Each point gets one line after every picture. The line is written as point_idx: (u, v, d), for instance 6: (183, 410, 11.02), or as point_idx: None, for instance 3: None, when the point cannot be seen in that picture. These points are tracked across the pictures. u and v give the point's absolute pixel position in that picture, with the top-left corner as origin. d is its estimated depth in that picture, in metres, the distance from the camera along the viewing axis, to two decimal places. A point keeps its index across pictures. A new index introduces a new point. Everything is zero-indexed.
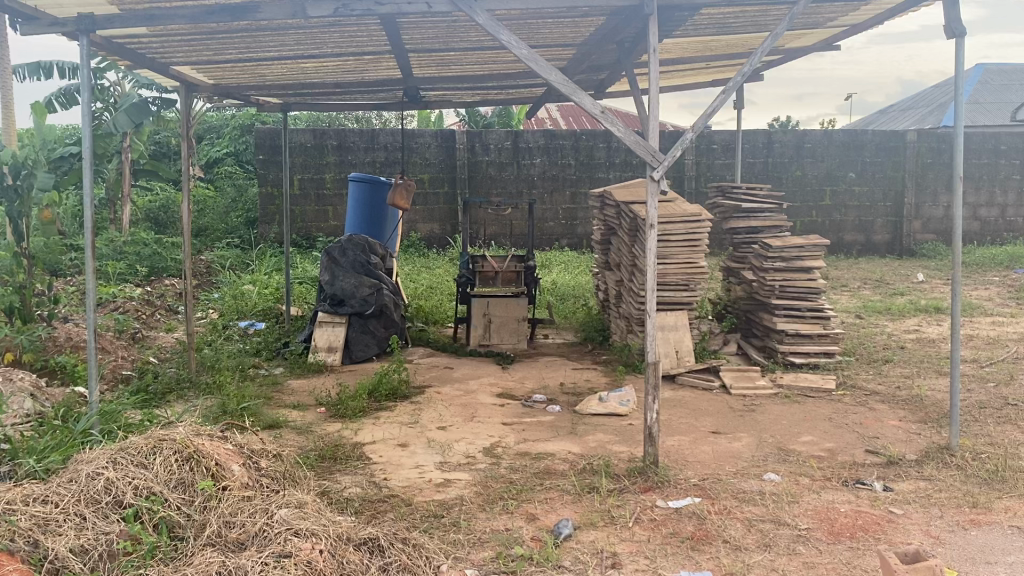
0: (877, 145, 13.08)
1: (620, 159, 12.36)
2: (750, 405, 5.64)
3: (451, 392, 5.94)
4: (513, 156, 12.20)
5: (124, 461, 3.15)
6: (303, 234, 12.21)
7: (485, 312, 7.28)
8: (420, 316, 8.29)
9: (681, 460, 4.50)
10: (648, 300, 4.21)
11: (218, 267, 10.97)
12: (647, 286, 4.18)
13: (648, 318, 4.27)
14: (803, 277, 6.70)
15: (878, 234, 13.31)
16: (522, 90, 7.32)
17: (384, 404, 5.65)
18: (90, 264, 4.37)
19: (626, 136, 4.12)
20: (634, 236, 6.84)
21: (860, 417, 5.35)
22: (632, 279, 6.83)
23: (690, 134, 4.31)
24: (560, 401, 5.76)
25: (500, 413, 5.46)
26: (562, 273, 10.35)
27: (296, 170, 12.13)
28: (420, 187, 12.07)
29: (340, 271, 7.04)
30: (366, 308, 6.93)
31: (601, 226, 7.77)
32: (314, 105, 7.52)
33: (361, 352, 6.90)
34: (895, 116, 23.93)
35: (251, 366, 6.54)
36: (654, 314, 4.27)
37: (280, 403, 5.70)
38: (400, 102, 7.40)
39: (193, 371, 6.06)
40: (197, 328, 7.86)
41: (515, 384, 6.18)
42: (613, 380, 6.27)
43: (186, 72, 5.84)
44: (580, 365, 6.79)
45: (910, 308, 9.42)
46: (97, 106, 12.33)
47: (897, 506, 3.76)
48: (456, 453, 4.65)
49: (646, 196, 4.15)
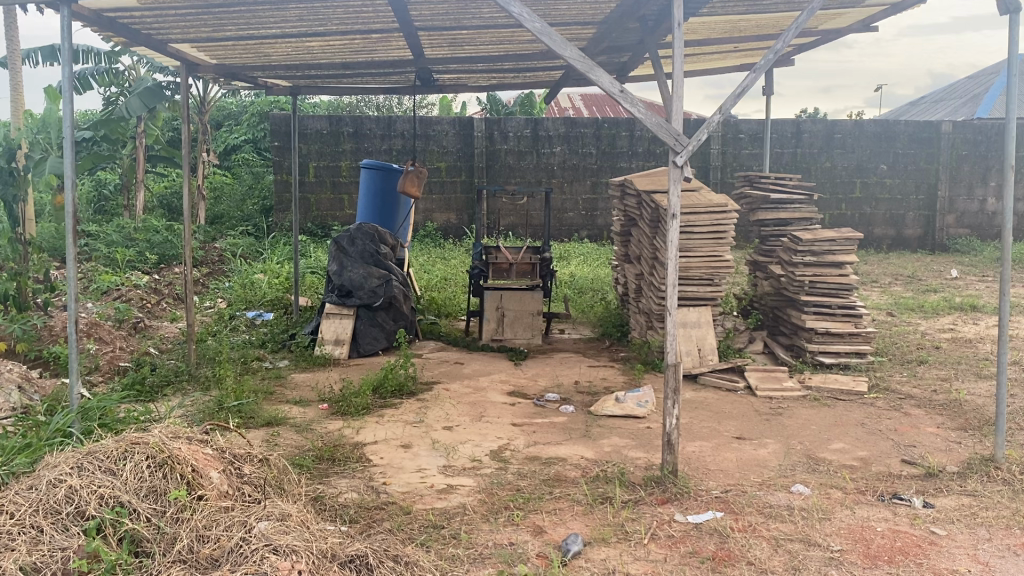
0: (910, 136, 12.64)
1: (642, 148, 11.99)
2: (776, 409, 5.32)
3: (460, 389, 5.67)
4: (532, 145, 11.88)
5: (91, 467, 2.91)
6: (318, 223, 11.99)
7: (498, 305, 6.98)
8: (432, 308, 8.01)
9: (702, 469, 4.19)
10: (668, 297, 3.90)
11: (230, 256, 10.76)
12: (668, 280, 3.87)
13: (668, 316, 3.96)
14: (834, 272, 6.34)
15: (910, 228, 12.87)
16: (540, 73, 7.02)
17: (388, 401, 5.38)
18: (73, 251, 4.11)
19: (646, 119, 3.81)
20: (656, 228, 6.52)
21: (895, 423, 5.01)
22: (653, 273, 6.51)
23: (717, 116, 3.97)
24: (574, 401, 5.47)
25: (510, 413, 5.18)
26: (581, 265, 10.03)
27: (311, 157, 11.89)
28: (437, 176, 11.80)
29: (349, 262, 6.77)
30: (375, 300, 6.64)
31: (621, 217, 7.45)
32: (323, 88, 7.26)
33: (369, 346, 6.62)
34: (927, 107, 23.33)
35: (255, 359, 6.29)
36: (674, 311, 3.96)
37: (281, 398, 5.44)
38: (413, 86, 7.12)
39: (192, 363, 5.81)
40: (203, 318, 7.63)
41: (528, 381, 5.89)
42: (631, 379, 5.97)
43: (186, 50, 5.59)
44: (597, 362, 6.49)
45: (944, 306, 9.02)
46: (112, 91, 12.15)
47: (939, 525, 3.44)
48: (461, 456, 4.37)
49: (669, 184, 3.83)
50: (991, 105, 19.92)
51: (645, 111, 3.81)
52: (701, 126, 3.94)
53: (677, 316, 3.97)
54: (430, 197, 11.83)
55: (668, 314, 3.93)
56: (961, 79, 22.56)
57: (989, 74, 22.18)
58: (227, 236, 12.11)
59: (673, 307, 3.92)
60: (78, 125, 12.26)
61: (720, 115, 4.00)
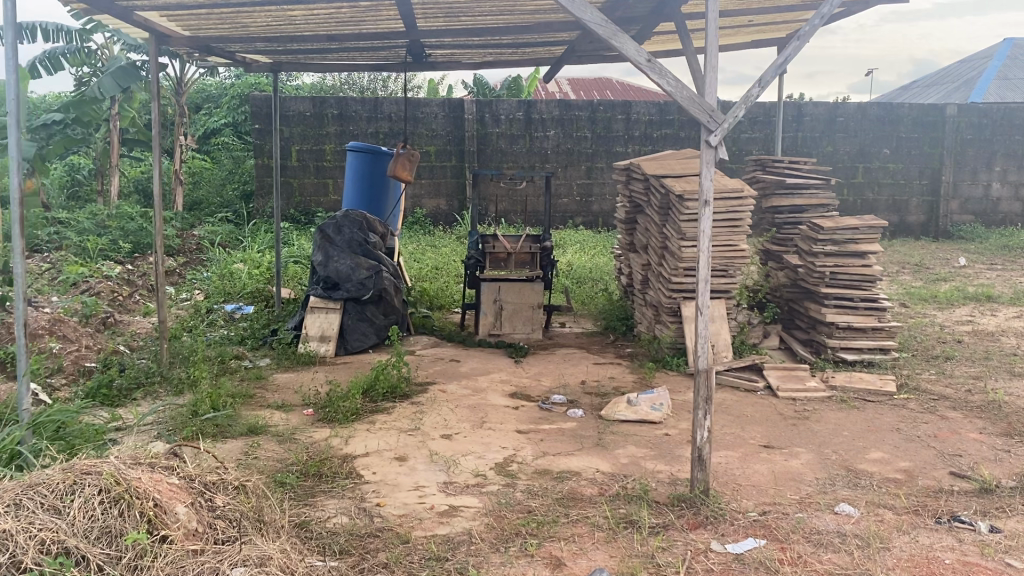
0: (914, 119, 12.24)
1: (639, 131, 11.52)
2: (802, 412, 4.90)
3: (457, 391, 5.21)
4: (525, 128, 11.39)
5: (30, 505, 2.43)
6: (302, 209, 11.50)
7: (496, 298, 6.54)
8: (424, 300, 7.55)
9: (733, 484, 3.76)
10: (700, 294, 3.47)
11: (209, 244, 10.26)
12: (699, 277, 3.44)
13: (698, 314, 3.53)
14: (857, 262, 5.92)
15: (913, 214, 12.48)
16: (540, 48, 6.55)
17: (380, 405, 4.92)
18: (24, 247, 3.60)
19: (677, 93, 3.37)
20: (666, 215, 6.07)
21: (933, 429, 4.60)
22: (663, 263, 6.08)
23: (757, 89, 3.52)
24: (583, 404, 5.02)
25: (514, 418, 4.73)
26: (578, 254, 9.59)
27: (295, 140, 11.38)
28: (425, 160, 11.31)
29: (335, 252, 6.27)
30: (364, 294, 6.16)
31: (626, 203, 6.99)
32: (306, 65, 6.79)
33: (358, 342, 6.15)
34: (918, 92, 23.00)
35: (233, 357, 5.81)
36: (706, 309, 3.53)
37: (261, 403, 4.99)
38: (404, 62, 6.63)
39: (164, 363, 5.34)
40: (179, 312, 7.13)
41: (530, 382, 5.44)
42: (641, 379, 5.53)
43: (155, 20, 5.08)
44: (602, 360, 6.05)
45: (958, 296, 8.64)
46: (83, 71, 11.55)
47: (1013, 555, 3.02)
48: (463, 471, 3.92)
49: (700, 168, 3.39)
50: (985, 90, 19.59)
51: (676, 85, 3.37)
52: (738, 100, 3.49)
53: (709, 315, 3.54)
54: (419, 182, 11.35)
55: (700, 311, 3.50)
56: (954, 63, 22.25)
57: (981, 58, 21.86)
58: (206, 223, 11.59)
59: (704, 304, 3.49)
60: (48, 107, 11.66)
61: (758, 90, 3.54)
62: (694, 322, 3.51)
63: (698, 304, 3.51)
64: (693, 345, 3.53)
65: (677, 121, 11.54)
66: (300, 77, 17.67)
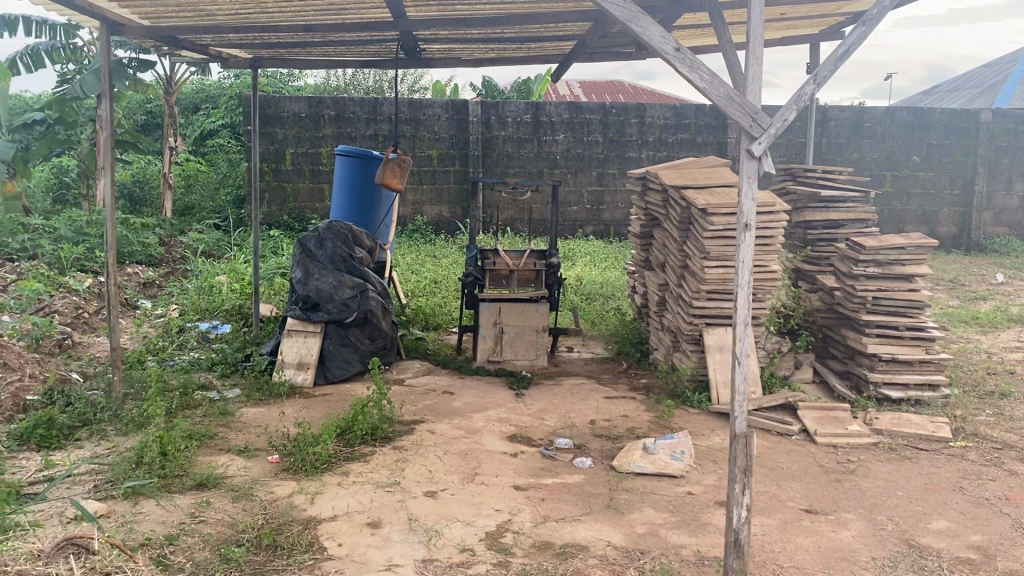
0: (945, 125, 11.54)
1: (653, 136, 10.85)
2: (846, 465, 4.22)
3: (448, 432, 4.56)
4: (533, 131, 10.73)
5: None
6: (296, 215, 10.88)
7: (496, 320, 5.84)
8: (419, 319, 6.94)
9: (774, 567, 3.09)
10: (737, 340, 2.81)
11: (194, 253, 9.64)
12: (737, 320, 2.78)
13: (736, 365, 2.86)
14: (902, 286, 5.25)
15: (943, 225, 11.76)
16: (547, 43, 5.91)
17: (356, 451, 4.26)
18: None
19: (712, 91, 2.74)
20: (686, 230, 5.40)
21: (1003, 489, 3.91)
22: (683, 285, 5.43)
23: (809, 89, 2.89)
24: (591, 450, 4.36)
25: (512, 469, 4.07)
26: (587, 267, 8.92)
27: (290, 143, 10.76)
28: (427, 165, 10.68)
29: (316, 269, 5.60)
30: (347, 316, 5.50)
31: (642, 215, 6.31)
32: (290, 61, 6.18)
33: (339, 370, 5.51)
34: (939, 97, 22.25)
35: (198, 388, 5.18)
36: (744, 359, 2.86)
37: (222, 446, 4.34)
38: (396, 59, 6.01)
39: (116, 396, 4.71)
40: (148, 332, 6.51)
41: (532, 420, 4.78)
42: (658, 419, 4.86)
43: (104, 5, 4.45)
44: (614, 392, 5.38)
45: (1002, 318, 7.92)
46: (69, 68, 10.95)
47: None
48: (446, 545, 3.25)
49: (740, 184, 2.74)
50: (1012, 95, 18.78)
51: (710, 80, 2.74)
52: (787, 101, 2.85)
53: (748, 365, 2.87)
54: (420, 188, 10.72)
55: (737, 361, 2.84)
56: (976, 68, 21.55)
57: (1006, 62, 21.14)
58: (196, 230, 10.99)
59: (743, 352, 2.83)
60: (32, 106, 11.07)
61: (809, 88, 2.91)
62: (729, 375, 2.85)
63: (734, 353, 2.85)
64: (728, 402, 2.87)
65: (694, 126, 10.84)
66: (302, 77, 17.07)
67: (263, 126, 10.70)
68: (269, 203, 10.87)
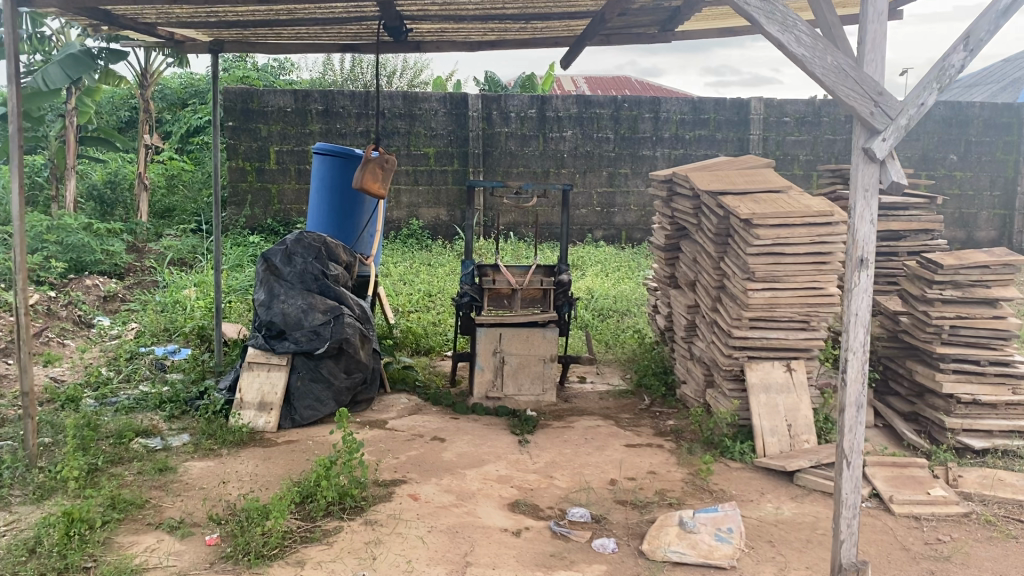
0: (986, 122, 10.61)
1: (669, 132, 9.94)
2: (938, 548, 3.33)
3: (436, 498, 3.68)
4: (538, 127, 9.84)
5: None
6: (281, 219, 10.02)
7: (496, 349, 4.96)
8: (409, 342, 6.11)
9: None
10: (846, 440, 2.72)
11: (166, 262, 8.75)
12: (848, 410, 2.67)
13: (846, 470, 2.73)
14: (986, 312, 4.34)
15: (982, 229, 10.83)
16: (556, 23, 5.06)
17: (318, 528, 3.38)
18: None
19: (820, 67, 2.54)
20: (723, 245, 4.52)
21: None
22: (718, 310, 4.57)
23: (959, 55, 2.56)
24: (613, 525, 3.47)
25: (514, 554, 3.19)
26: (598, 278, 8.04)
27: (274, 140, 9.88)
28: (423, 164, 9.80)
29: (283, 289, 4.72)
30: (318, 346, 4.61)
31: (667, 223, 5.42)
32: (257, 44, 5.34)
33: (309, 412, 4.63)
34: (960, 93, 21.27)
35: (137, 435, 4.32)
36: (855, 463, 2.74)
37: (151, 520, 3.45)
38: (380, 43, 5.16)
39: (27, 452, 3.83)
40: (94, 360, 5.64)
41: (539, 481, 3.88)
42: (694, 477, 3.99)
43: None
44: (636, 438, 4.50)
45: None
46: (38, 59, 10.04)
47: None
48: None
49: (853, 218, 2.60)
50: None
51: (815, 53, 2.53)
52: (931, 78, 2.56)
53: (858, 467, 2.76)
54: (417, 189, 9.84)
55: (846, 466, 2.73)
56: (999, 63, 20.51)
57: None
58: (173, 235, 10.11)
59: (853, 454, 2.72)
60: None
61: (959, 57, 2.57)
62: (837, 483, 2.74)
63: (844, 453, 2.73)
64: (838, 526, 2.74)
65: (712, 121, 9.94)
66: (294, 71, 16.16)
67: (245, 121, 9.82)
68: (251, 206, 10.00)
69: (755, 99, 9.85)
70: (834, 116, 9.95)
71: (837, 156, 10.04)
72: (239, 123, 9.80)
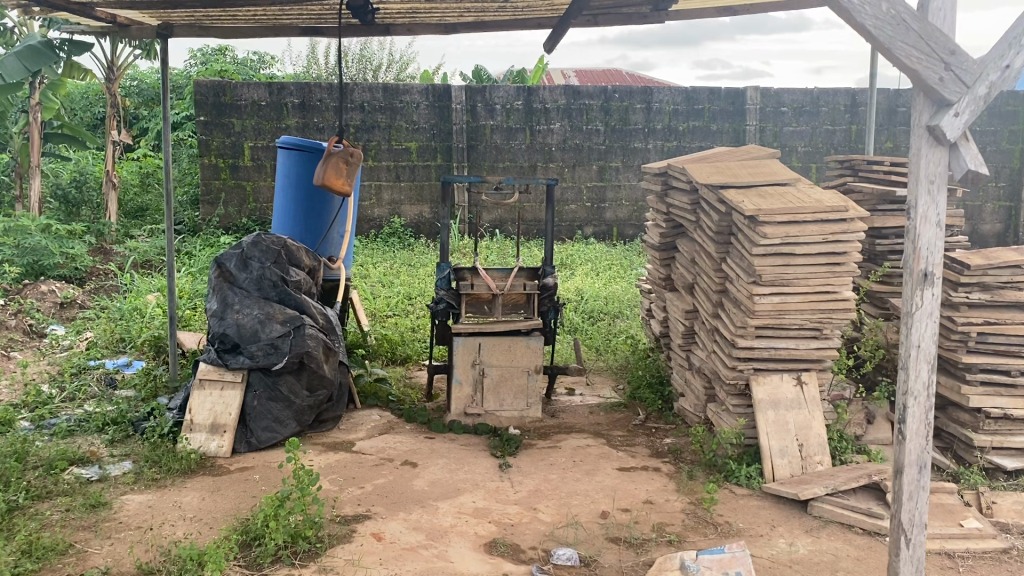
0: (990, 110, 10.17)
1: (661, 124, 9.49)
2: None
3: (402, 537, 3.21)
4: (525, 120, 9.38)
5: None
6: (257, 218, 9.54)
7: (475, 361, 4.50)
8: (384, 351, 5.66)
9: None
10: (905, 509, 2.56)
11: (132, 265, 8.26)
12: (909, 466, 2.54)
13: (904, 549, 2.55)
14: (1017, 317, 3.91)
15: (987, 222, 10.40)
16: (537, 2, 4.61)
17: None
18: None
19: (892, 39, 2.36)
20: (724, 245, 4.07)
21: None
22: (720, 317, 4.12)
23: None
24: (604, 569, 3.02)
25: None
26: (588, 277, 7.59)
27: (248, 135, 9.40)
28: (404, 158, 9.33)
29: (237, 298, 4.25)
30: (275, 361, 4.14)
31: (662, 220, 4.98)
32: (210, 28, 4.90)
33: (267, 434, 4.16)
34: None
35: (70, 465, 3.85)
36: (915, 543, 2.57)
37: (71, 570, 2.97)
38: (344, 25, 4.70)
39: None
40: (38, 375, 5.16)
41: (521, 515, 3.43)
42: (695, 507, 3.54)
43: None
44: (630, 461, 4.05)
45: None
46: None
47: None
48: None
49: (917, 219, 2.44)
50: None
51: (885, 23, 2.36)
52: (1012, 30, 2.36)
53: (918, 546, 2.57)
54: (398, 185, 9.36)
55: (906, 543, 2.55)
56: None
57: None
58: (143, 237, 9.60)
59: (913, 529, 2.55)
60: None
61: None
62: (894, 561, 2.56)
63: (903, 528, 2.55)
64: None
65: (706, 112, 9.49)
66: (276, 64, 15.63)
67: (217, 116, 9.33)
68: (225, 204, 9.51)
69: (751, 88, 9.41)
70: (833, 106, 9.52)
71: (837, 147, 9.60)
72: (210, 117, 9.31)
